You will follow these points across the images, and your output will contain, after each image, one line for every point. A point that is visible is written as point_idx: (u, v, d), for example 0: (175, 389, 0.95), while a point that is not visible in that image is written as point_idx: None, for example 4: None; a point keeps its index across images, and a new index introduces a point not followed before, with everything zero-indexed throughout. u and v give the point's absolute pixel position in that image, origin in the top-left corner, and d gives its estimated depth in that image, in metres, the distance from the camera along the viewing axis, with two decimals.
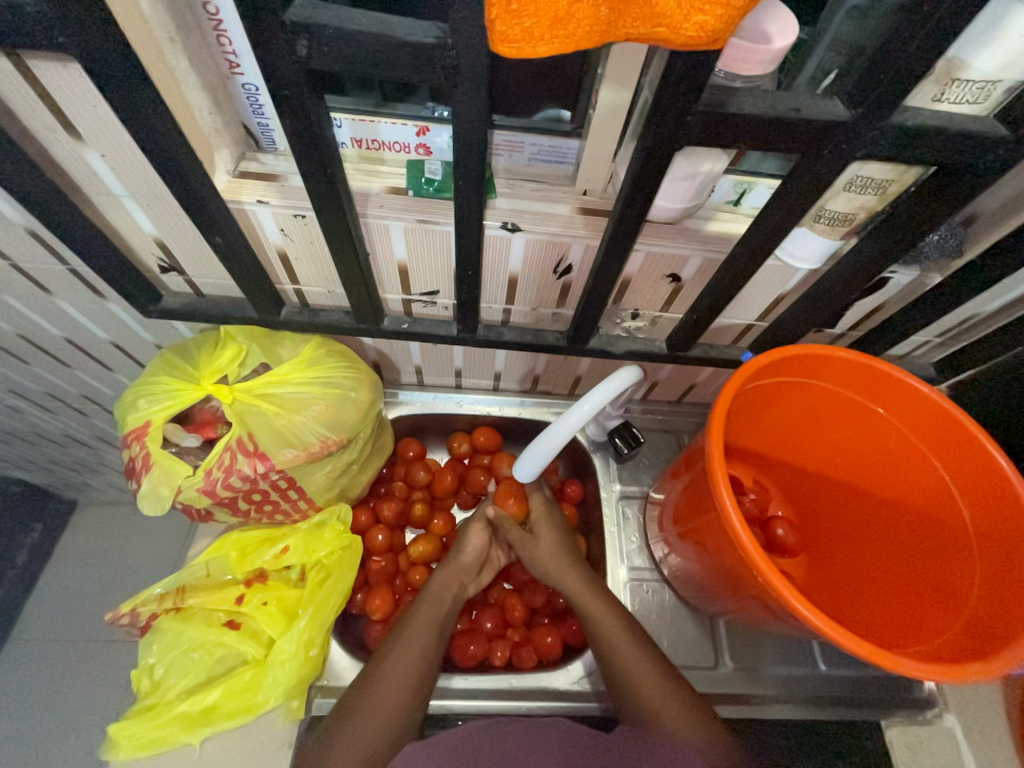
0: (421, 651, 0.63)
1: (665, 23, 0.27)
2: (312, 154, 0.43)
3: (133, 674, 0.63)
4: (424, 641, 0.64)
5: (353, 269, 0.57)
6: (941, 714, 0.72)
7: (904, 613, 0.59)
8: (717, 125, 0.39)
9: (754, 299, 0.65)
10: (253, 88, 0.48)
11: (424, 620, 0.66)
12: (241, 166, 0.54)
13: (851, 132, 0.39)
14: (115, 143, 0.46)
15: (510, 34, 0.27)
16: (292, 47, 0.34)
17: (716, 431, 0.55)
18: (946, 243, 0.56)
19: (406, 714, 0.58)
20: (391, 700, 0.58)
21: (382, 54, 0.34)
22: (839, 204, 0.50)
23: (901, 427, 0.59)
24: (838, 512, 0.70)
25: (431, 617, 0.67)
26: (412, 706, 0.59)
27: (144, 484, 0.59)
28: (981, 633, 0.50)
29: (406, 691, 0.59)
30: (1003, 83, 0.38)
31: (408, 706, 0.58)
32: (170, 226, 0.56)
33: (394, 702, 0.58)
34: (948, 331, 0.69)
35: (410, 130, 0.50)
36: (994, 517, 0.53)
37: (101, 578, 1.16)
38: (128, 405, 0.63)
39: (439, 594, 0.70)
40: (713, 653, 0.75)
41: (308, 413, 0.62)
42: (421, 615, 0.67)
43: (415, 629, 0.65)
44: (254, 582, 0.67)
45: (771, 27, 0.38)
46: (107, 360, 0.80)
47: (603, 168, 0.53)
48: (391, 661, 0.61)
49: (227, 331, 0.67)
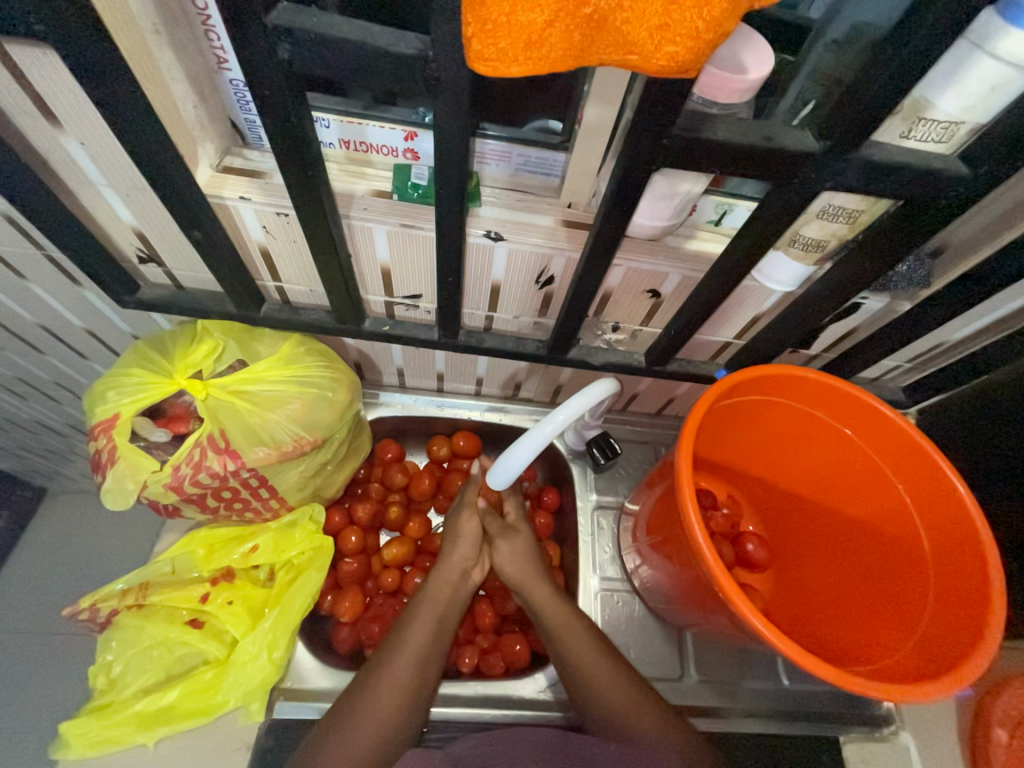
0: (421, 650, 0.62)
1: (636, 52, 0.27)
2: (293, 155, 0.43)
3: (89, 671, 0.62)
4: (424, 641, 0.63)
5: (334, 270, 0.57)
6: (896, 731, 0.72)
7: (861, 630, 0.60)
8: (693, 149, 0.39)
9: (731, 318, 0.67)
10: (240, 84, 0.48)
11: (427, 618, 0.65)
12: (225, 161, 0.54)
13: (822, 164, 0.40)
14: (95, 132, 0.46)
15: (485, 53, 0.27)
16: (274, 51, 0.35)
17: (687, 446, 0.56)
18: (915, 272, 0.57)
19: (406, 717, 0.58)
20: (392, 700, 0.58)
21: (364, 62, 0.35)
22: (811, 230, 0.51)
23: (865, 449, 0.61)
24: (805, 529, 0.71)
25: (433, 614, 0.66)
26: (411, 706, 0.59)
27: (108, 478, 0.58)
28: (932, 653, 0.51)
29: (404, 690, 0.59)
30: (967, 125, 0.40)
31: (408, 710, 0.59)
32: (150, 217, 0.56)
33: (394, 702, 0.58)
34: (917, 357, 0.71)
35: (397, 135, 0.50)
36: (950, 541, 0.54)
37: (64, 569, 1.13)
38: (98, 397, 0.62)
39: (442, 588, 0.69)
40: (678, 664, 0.76)
41: (282, 411, 0.62)
42: (422, 612, 0.66)
43: (414, 628, 0.64)
44: (221, 581, 0.66)
45: (748, 57, 0.39)
46: (81, 348, 0.78)
47: (586, 183, 0.54)
48: (387, 663, 0.60)
49: (204, 325, 0.66)
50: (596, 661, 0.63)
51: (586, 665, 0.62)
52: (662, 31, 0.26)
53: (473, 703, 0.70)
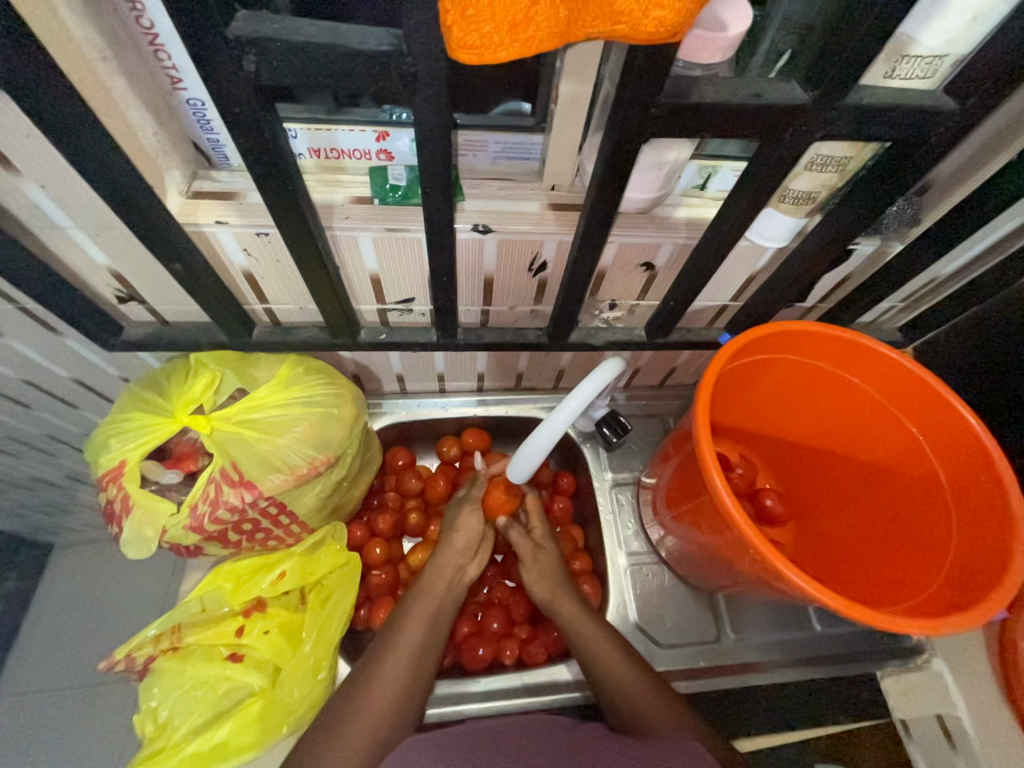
0: (415, 648, 0.62)
1: (624, 20, 0.26)
2: (270, 171, 0.41)
3: (136, 720, 0.61)
4: (417, 640, 0.62)
5: (324, 285, 0.55)
6: (929, 658, 0.76)
7: (891, 570, 0.62)
8: (681, 116, 0.39)
9: (727, 281, 0.67)
10: (199, 103, 0.45)
11: (419, 616, 0.64)
12: (194, 186, 0.52)
13: (811, 115, 0.40)
14: (55, 173, 0.43)
15: (468, 40, 0.26)
16: (239, 64, 0.33)
17: (702, 415, 0.56)
18: (903, 213, 0.58)
19: (404, 715, 0.57)
20: (380, 702, 0.56)
21: (335, 65, 0.33)
22: (801, 183, 0.51)
23: (874, 393, 0.62)
24: (822, 479, 0.72)
25: (428, 612, 0.65)
26: (410, 703, 0.58)
27: (126, 527, 0.57)
28: (963, 583, 0.53)
29: (401, 689, 0.58)
30: (950, 58, 0.39)
31: (404, 708, 0.57)
32: (125, 255, 0.54)
33: (385, 701, 0.57)
34: (911, 295, 0.72)
35: (369, 137, 0.49)
36: (965, 471, 0.56)
37: (86, 620, 1.11)
38: (100, 446, 0.60)
39: (435, 586, 0.68)
40: (715, 626, 0.77)
41: (291, 435, 0.60)
42: (416, 610, 0.65)
43: (409, 628, 0.63)
44: (253, 612, 0.65)
45: (726, 14, 0.38)
46: (70, 398, 0.76)
47: (569, 163, 0.53)
48: (386, 663, 0.60)
49: (197, 358, 0.65)
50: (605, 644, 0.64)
51: (593, 647, 0.64)
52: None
53: (521, 694, 0.71)
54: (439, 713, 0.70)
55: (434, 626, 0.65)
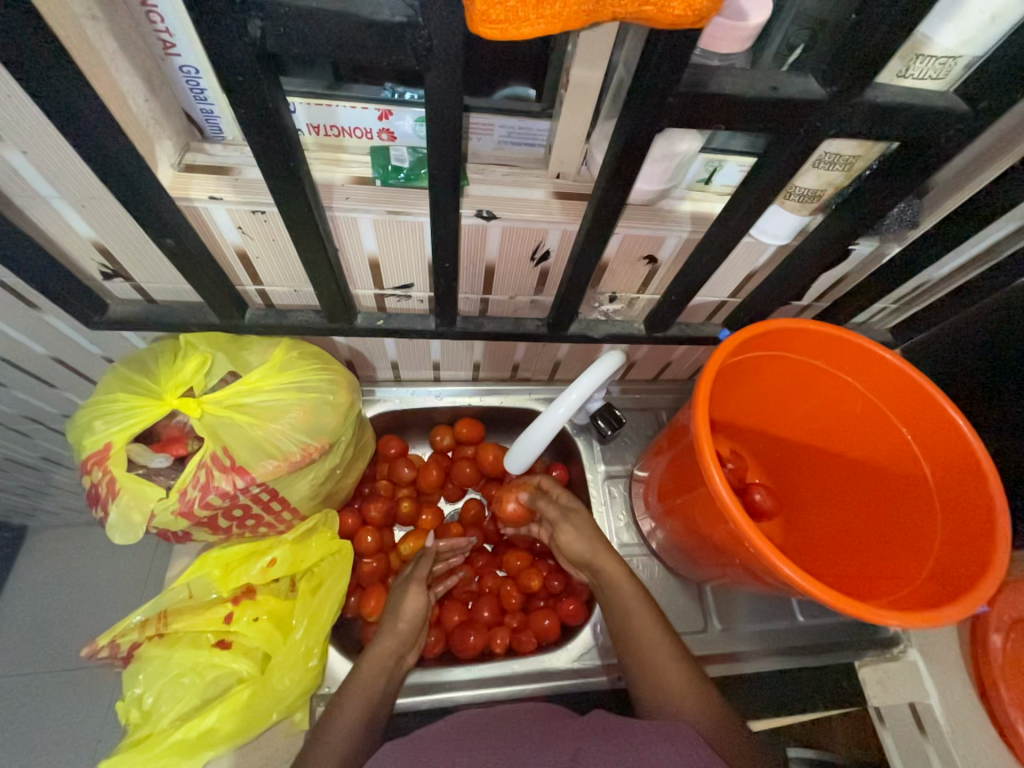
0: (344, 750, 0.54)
1: (653, 1, 0.26)
2: (272, 143, 0.39)
3: (120, 707, 0.60)
4: (345, 743, 0.55)
5: (322, 266, 0.54)
6: (905, 649, 0.79)
7: (876, 565, 0.64)
8: (699, 106, 0.38)
9: (728, 276, 0.66)
10: (193, 71, 0.43)
11: (351, 711, 0.57)
12: (187, 159, 0.50)
13: (826, 111, 0.40)
14: (40, 139, 0.41)
15: (492, 14, 0.26)
16: (243, 28, 0.31)
17: (702, 408, 0.56)
18: (904, 215, 0.58)
19: None
20: None
21: (347, 35, 0.32)
22: (808, 181, 0.51)
23: (866, 393, 0.63)
24: (810, 475, 0.74)
25: (364, 703, 0.58)
26: None
27: (112, 513, 0.55)
28: (947, 578, 0.55)
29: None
30: (964, 59, 0.40)
31: None
32: (111, 229, 0.51)
33: None
34: (903, 297, 0.73)
35: (372, 115, 0.47)
36: (951, 472, 0.57)
37: (63, 604, 1.09)
38: (84, 428, 0.58)
39: (373, 676, 0.61)
40: (702, 617, 0.79)
41: (285, 420, 0.59)
42: (349, 702, 0.58)
43: (336, 729, 0.56)
44: (242, 599, 0.64)
45: (747, 3, 0.38)
46: (49, 377, 0.73)
47: (576, 149, 0.52)
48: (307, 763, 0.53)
49: (186, 340, 0.62)
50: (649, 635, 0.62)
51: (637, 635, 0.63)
52: None
53: (512, 682, 0.72)
54: (430, 700, 0.70)
55: (374, 712, 0.58)
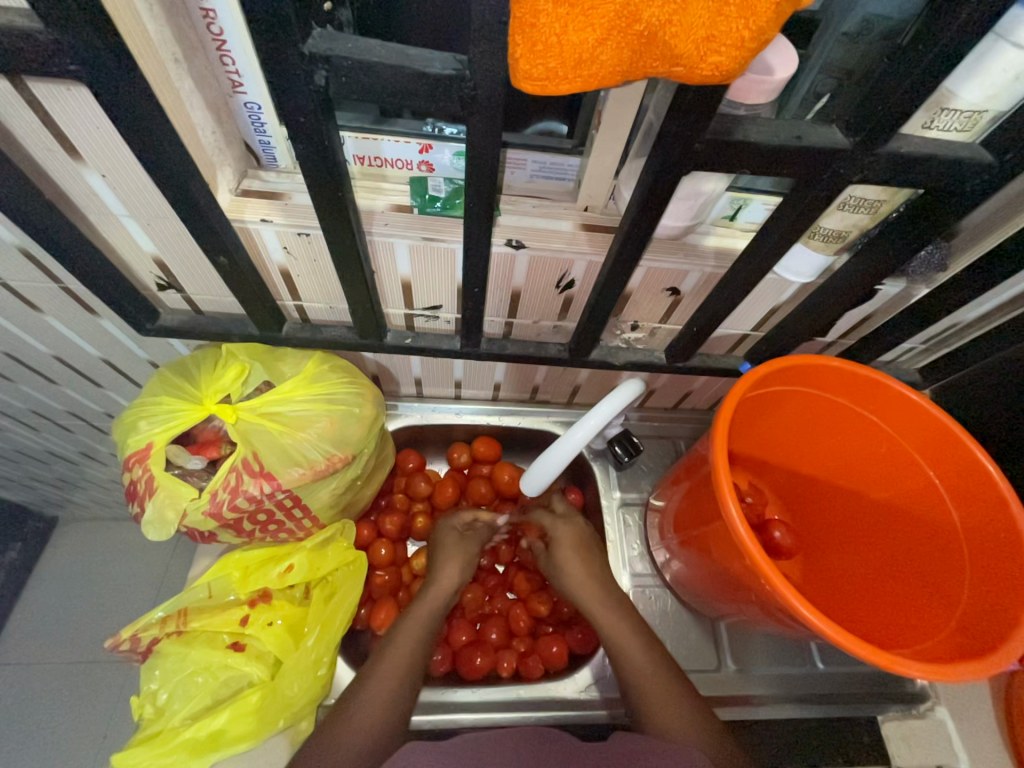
0: (397, 688, 0.60)
1: (683, 63, 0.28)
2: (324, 175, 0.43)
3: (135, 701, 0.62)
4: (380, 710, 0.57)
5: (359, 286, 0.57)
6: (933, 706, 0.75)
7: (901, 612, 0.62)
8: (723, 153, 0.40)
9: (750, 310, 0.67)
10: (256, 106, 0.47)
11: (379, 697, 0.58)
12: (243, 184, 0.54)
13: (850, 159, 0.41)
14: (119, 166, 0.46)
15: (534, 72, 0.28)
16: (310, 77, 0.35)
17: (720, 441, 0.56)
18: (932, 260, 0.58)
19: (391, 730, 0.57)
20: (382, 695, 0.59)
21: (401, 84, 0.35)
22: (833, 222, 0.52)
23: (891, 431, 0.62)
24: (832, 514, 0.73)
25: (395, 686, 0.60)
26: (392, 722, 0.57)
27: (148, 509, 0.58)
28: (974, 632, 0.53)
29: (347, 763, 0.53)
30: (989, 113, 0.41)
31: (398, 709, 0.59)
32: (170, 245, 0.56)
33: (386, 694, 0.59)
34: (932, 337, 0.72)
35: (413, 148, 0.50)
36: (981, 519, 0.56)
37: (85, 597, 1.12)
38: (128, 428, 0.62)
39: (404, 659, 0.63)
40: (715, 655, 0.76)
41: (312, 430, 0.62)
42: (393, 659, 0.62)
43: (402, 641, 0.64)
44: (258, 602, 0.66)
45: (773, 57, 0.40)
46: (97, 378, 0.78)
47: (605, 185, 0.54)
48: (349, 725, 0.56)
49: (228, 349, 0.66)
50: (646, 669, 0.62)
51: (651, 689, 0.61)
52: (709, 42, 0.27)
53: (516, 707, 0.71)
54: (434, 720, 0.69)
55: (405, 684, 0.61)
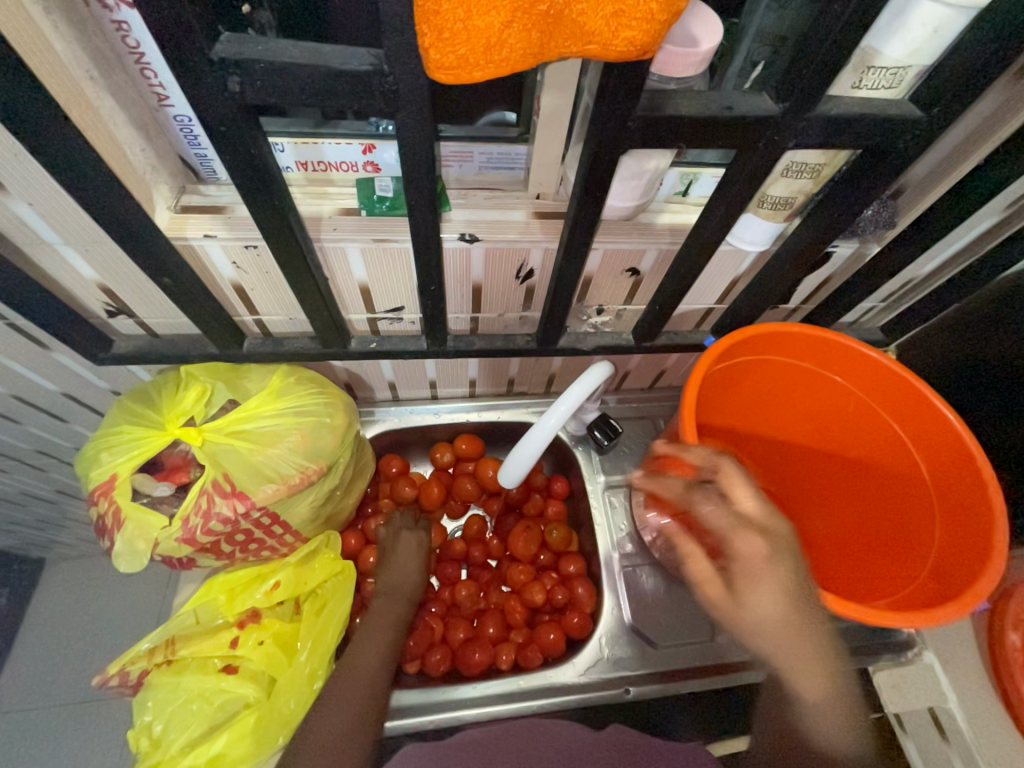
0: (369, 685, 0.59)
1: (595, 40, 0.28)
2: (258, 184, 0.42)
3: (130, 735, 0.61)
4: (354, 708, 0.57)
5: (314, 295, 0.56)
6: (921, 652, 0.77)
7: (878, 565, 0.63)
8: (657, 129, 0.40)
9: (711, 284, 0.68)
10: (186, 118, 0.46)
11: (352, 696, 0.58)
12: (183, 200, 0.53)
13: (783, 124, 0.41)
14: (43, 192, 0.44)
15: (445, 61, 0.28)
16: (224, 84, 0.34)
17: (689, 416, 0.57)
18: (880, 216, 0.59)
19: (364, 728, 0.56)
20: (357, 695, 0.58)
21: (320, 84, 0.34)
22: (779, 189, 0.52)
23: (856, 391, 0.63)
24: (808, 477, 0.74)
25: (364, 687, 0.59)
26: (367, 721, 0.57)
27: (118, 541, 0.57)
28: (946, 577, 0.55)
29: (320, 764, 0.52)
30: (914, 68, 0.42)
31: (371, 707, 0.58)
32: (113, 270, 0.54)
33: (360, 693, 0.58)
34: (891, 294, 0.73)
35: (355, 149, 0.49)
36: (947, 468, 0.57)
37: (77, 636, 1.10)
38: (91, 460, 0.60)
39: (369, 675, 0.60)
40: (709, 626, 0.78)
41: (283, 445, 0.61)
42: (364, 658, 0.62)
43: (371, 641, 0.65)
44: (247, 622, 0.65)
45: (698, 29, 0.40)
46: (60, 413, 0.76)
47: (553, 171, 0.54)
48: (320, 725, 0.55)
49: (187, 371, 0.65)
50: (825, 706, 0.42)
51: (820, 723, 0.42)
52: (617, 17, 0.27)
53: (517, 698, 0.72)
54: (438, 719, 0.70)
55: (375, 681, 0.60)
